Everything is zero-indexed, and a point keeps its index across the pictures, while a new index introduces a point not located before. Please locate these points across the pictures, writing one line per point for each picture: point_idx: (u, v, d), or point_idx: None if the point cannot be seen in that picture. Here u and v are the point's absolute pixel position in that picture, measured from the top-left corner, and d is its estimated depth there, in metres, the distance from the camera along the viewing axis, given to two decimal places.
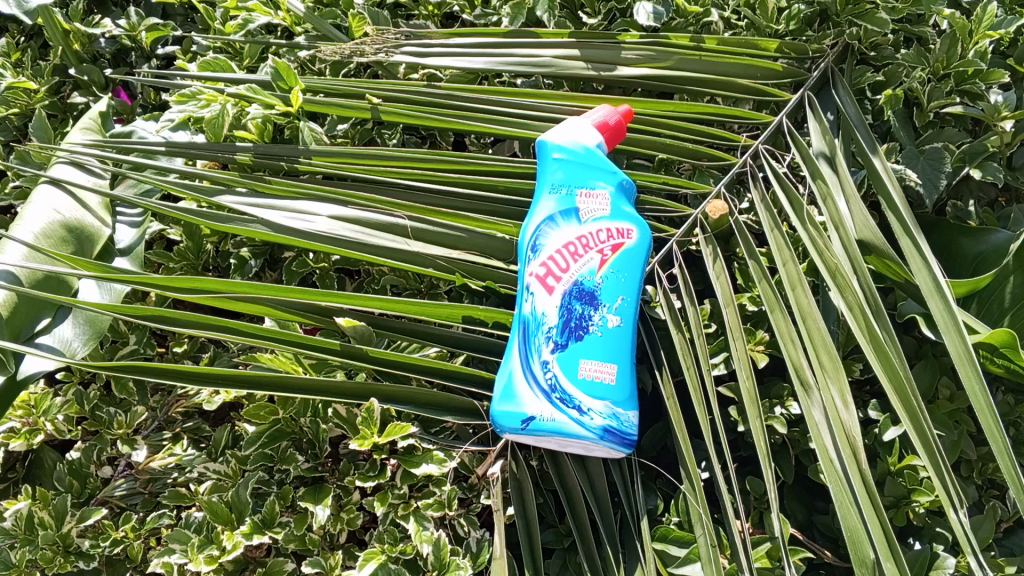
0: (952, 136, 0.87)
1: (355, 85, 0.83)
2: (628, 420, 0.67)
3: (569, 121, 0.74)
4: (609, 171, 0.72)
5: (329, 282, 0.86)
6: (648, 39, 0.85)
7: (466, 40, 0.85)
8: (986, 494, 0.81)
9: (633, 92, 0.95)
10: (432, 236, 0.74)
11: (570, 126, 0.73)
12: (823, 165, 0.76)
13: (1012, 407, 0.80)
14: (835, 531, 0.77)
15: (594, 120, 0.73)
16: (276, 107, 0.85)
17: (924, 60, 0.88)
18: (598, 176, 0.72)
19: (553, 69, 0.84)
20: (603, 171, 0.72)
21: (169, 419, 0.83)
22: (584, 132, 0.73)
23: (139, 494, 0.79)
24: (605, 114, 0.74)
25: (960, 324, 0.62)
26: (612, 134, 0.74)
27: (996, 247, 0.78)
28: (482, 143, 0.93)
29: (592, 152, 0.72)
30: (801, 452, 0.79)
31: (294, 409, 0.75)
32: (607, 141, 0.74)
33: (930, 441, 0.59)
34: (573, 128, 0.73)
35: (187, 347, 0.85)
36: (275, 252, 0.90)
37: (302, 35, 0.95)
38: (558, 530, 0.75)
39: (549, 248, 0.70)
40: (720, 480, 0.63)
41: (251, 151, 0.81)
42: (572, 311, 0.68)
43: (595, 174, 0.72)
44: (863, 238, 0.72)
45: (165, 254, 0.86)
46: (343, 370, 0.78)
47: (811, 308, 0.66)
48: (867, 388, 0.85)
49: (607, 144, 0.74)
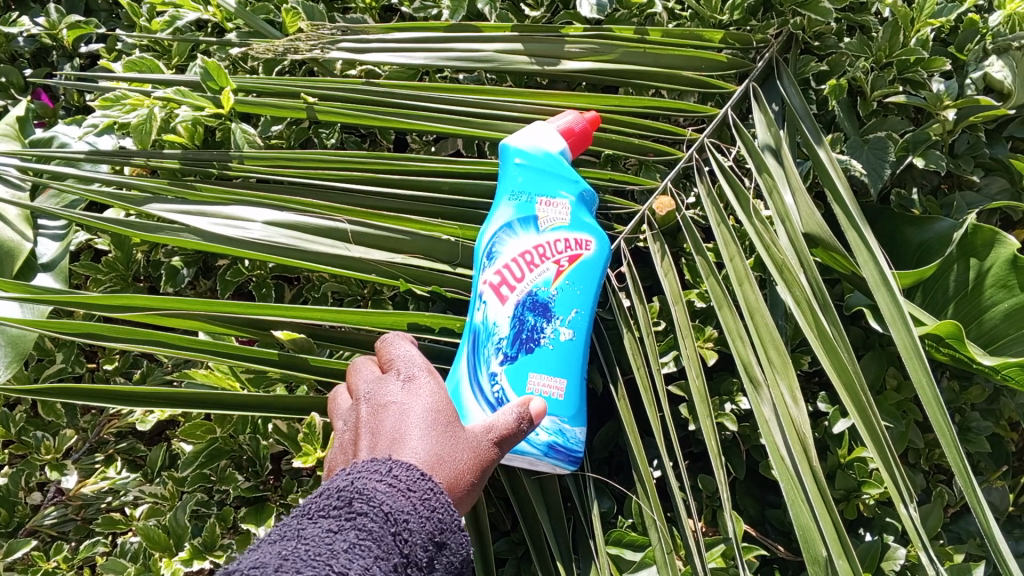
0: (895, 125, 0.86)
1: (288, 83, 0.79)
2: (575, 437, 0.65)
3: (534, 125, 0.71)
4: (572, 179, 0.69)
5: (265, 290, 0.83)
6: (591, 32, 0.84)
7: (405, 35, 0.83)
8: (934, 480, 0.81)
9: (576, 86, 0.93)
10: (374, 240, 0.71)
11: (533, 131, 0.70)
12: (768, 158, 0.76)
13: (957, 394, 0.79)
14: (786, 525, 0.76)
15: (559, 126, 0.71)
16: (206, 110, 0.82)
17: (867, 50, 0.87)
18: (560, 184, 0.69)
19: (495, 64, 0.82)
20: (566, 179, 0.69)
21: (102, 441, 0.80)
22: (548, 137, 0.70)
23: (70, 521, 0.76)
24: (571, 120, 0.71)
25: (905, 315, 0.62)
26: (577, 140, 0.72)
27: (939, 236, 0.79)
28: (424, 140, 0.90)
29: (555, 158, 0.69)
30: (752, 447, 0.79)
31: (231, 427, 0.72)
32: (571, 148, 0.72)
33: (878, 434, 0.59)
34: (537, 133, 0.70)
35: (118, 363, 0.82)
36: (210, 260, 0.86)
37: (233, 31, 0.91)
38: (510, 538, 0.74)
39: (505, 256, 0.68)
40: (671, 479, 0.64)
41: (179, 157, 0.77)
42: (525, 323, 0.66)
43: (557, 181, 0.69)
44: (809, 231, 0.72)
45: (93, 266, 0.83)
46: (282, 384, 0.75)
47: (758, 303, 0.66)
48: (815, 379, 0.84)
49: (571, 151, 0.72)
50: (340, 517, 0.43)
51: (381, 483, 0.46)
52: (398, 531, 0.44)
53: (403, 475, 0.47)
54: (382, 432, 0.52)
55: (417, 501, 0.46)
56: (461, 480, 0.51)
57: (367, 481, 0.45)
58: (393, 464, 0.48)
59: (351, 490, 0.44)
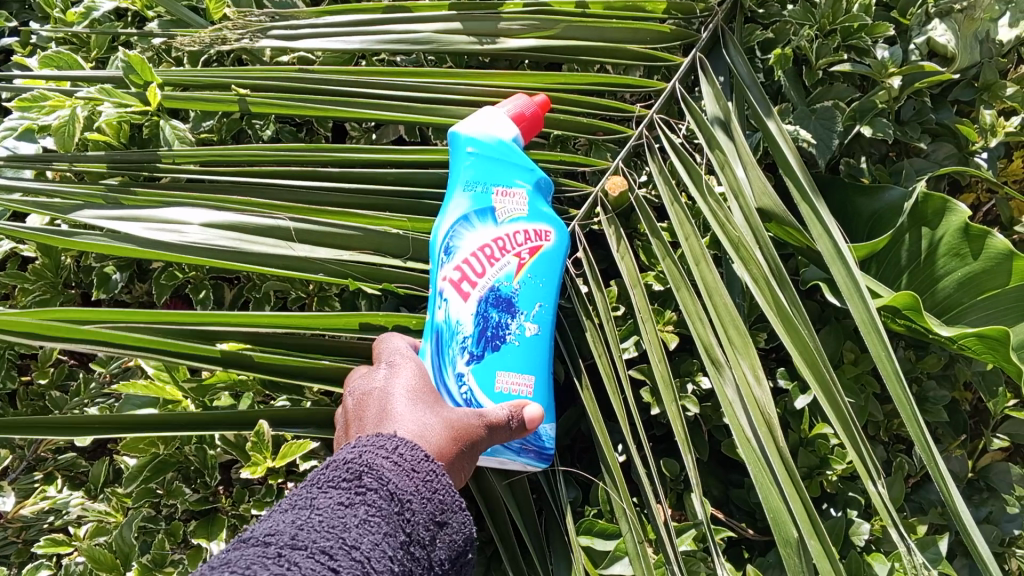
0: (841, 93, 0.86)
1: (217, 74, 0.76)
2: (549, 434, 0.63)
3: (484, 111, 0.69)
4: (527, 167, 0.68)
5: (205, 292, 0.80)
6: (532, 9, 0.81)
7: (338, 19, 0.79)
8: (894, 450, 0.81)
9: (519, 65, 0.91)
10: (318, 236, 0.68)
11: (484, 116, 0.68)
12: (718, 132, 0.73)
13: (913, 363, 0.79)
14: (751, 504, 0.76)
15: (510, 112, 0.69)
16: (131, 107, 0.78)
17: (811, 17, 0.86)
18: (516, 173, 0.68)
19: (434, 45, 0.80)
20: (521, 168, 0.68)
21: (40, 458, 0.77)
22: (500, 123, 0.68)
23: (11, 544, 0.73)
24: (522, 105, 0.70)
25: (862, 289, 0.62)
26: (529, 125, 0.70)
27: (890, 205, 0.78)
28: (364, 128, 0.87)
29: (507, 145, 0.68)
30: (714, 428, 0.78)
31: (176, 441, 0.70)
32: (524, 133, 0.70)
33: (842, 410, 0.59)
34: (487, 118, 0.68)
35: (53, 376, 0.80)
36: (144, 264, 0.82)
37: (155, 19, 0.87)
38: (478, 535, 0.73)
39: (464, 250, 0.65)
40: (639, 466, 0.63)
41: (103, 158, 0.73)
42: (489, 319, 0.64)
43: (513, 171, 0.67)
44: (763, 205, 0.71)
45: (19, 275, 0.80)
46: (228, 390, 0.72)
47: (716, 282, 0.64)
48: (773, 355, 0.83)
49: (524, 137, 0.70)
50: (350, 490, 0.46)
51: (387, 460, 0.49)
52: (402, 509, 0.47)
53: (406, 453, 0.50)
54: (386, 410, 0.56)
55: (419, 482, 0.49)
56: (449, 450, 0.55)
57: (374, 456, 0.49)
58: (398, 441, 0.51)
59: (360, 464, 0.48)
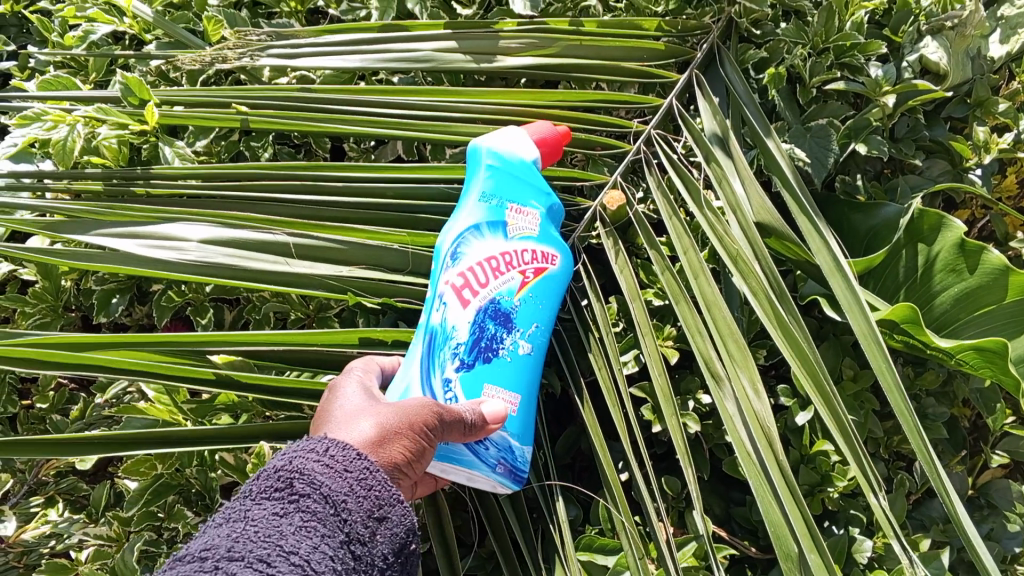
0: (835, 111, 0.86)
1: (216, 94, 0.76)
2: (523, 456, 0.65)
3: (509, 129, 0.69)
4: (543, 190, 0.68)
5: (205, 313, 0.80)
6: (529, 27, 0.81)
7: (337, 38, 0.80)
8: (895, 466, 0.81)
9: (515, 83, 0.91)
10: (317, 253, 0.69)
11: (506, 134, 0.68)
12: (716, 148, 0.74)
13: (912, 379, 0.79)
14: (753, 522, 0.76)
15: (533, 134, 0.69)
16: (130, 127, 0.78)
17: (803, 35, 0.87)
18: (532, 193, 0.67)
19: (433, 64, 0.80)
20: (537, 188, 0.68)
21: (40, 481, 0.77)
22: (522, 143, 0.68)
23: (13, 568, 0.74)
24: (544, 129, 0.70)
25: (862, 302, 0.62)
26: (550, 150, 0.70)
27: (886, 221, 0.79)
28: (362, 148, 0.88)
29: (528, 166, 0.67)
30: (714, 445, 0.78)
31: (176, 462, 0.70)
32: (543, 158, 0.70)
33: (843, 423, 0.59)
34: (511, 136, 0.68)
35: (53, 400, 0.80)
36: (145, 287, 0.83)
37: (153, 41, 0.87)
38: (479, 553, 0.73)
39: (470, 258, 0.65)
40: (641, 482, 0.63)
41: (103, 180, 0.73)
42: (485, 331, 0.64)
43: (529, 189, 0.67)
44: (762, 220, 0.71)
45: (19, 299, 0.80)
46: (228, 411, 0.73)
47: (716, 297, 0.65)
48: (773, 372, 0.84)
49: (543, 162, 0.70)
50: (284, 499, 0.44)
51: (318, 462, 0.47)
52: (339, 511, 0.45)
53: (337, 454, 0.48)
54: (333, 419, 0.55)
55: (353, 481, 0.47)
56: (392, 450, 0.52)
57: (304, 460, 0.46)
58: (329, 443, 0.49)
59: (291, 470, 0.46)
